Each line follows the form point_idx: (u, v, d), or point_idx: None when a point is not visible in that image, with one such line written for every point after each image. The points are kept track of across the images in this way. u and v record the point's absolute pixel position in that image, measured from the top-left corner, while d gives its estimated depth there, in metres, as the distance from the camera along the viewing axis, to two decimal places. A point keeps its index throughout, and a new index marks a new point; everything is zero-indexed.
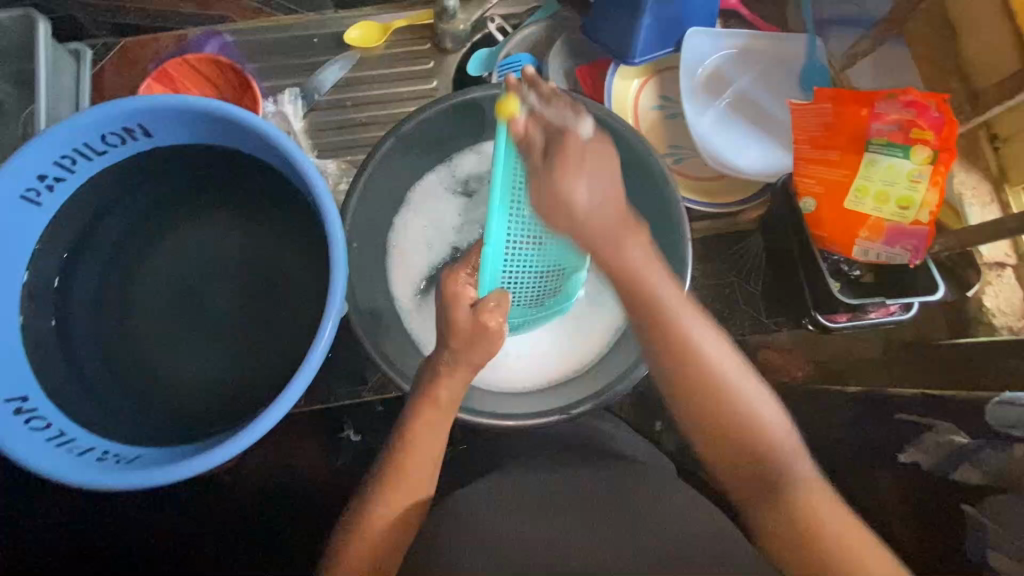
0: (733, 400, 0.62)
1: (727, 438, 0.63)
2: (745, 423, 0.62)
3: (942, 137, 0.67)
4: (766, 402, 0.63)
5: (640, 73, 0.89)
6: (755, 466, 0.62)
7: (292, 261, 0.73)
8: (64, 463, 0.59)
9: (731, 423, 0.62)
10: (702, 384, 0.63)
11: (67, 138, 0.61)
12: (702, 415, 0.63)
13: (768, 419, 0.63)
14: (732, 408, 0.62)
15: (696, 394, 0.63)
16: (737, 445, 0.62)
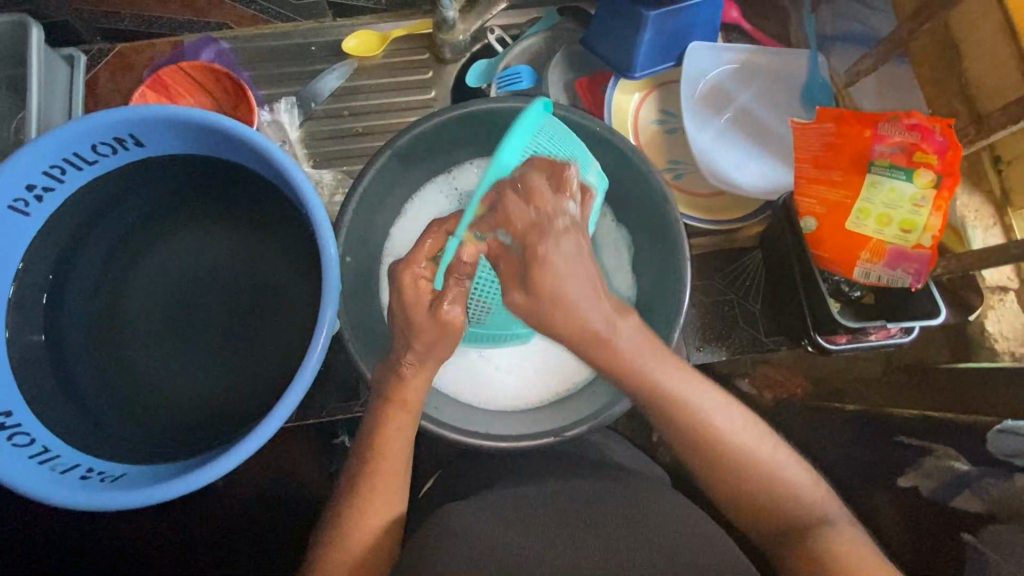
0: (737, 454, 0.59)
1: (742, 488, 0.59)
2: (755, 471, 0.58)
3: (945, 161, 0.65)
4: (774, 449, 0.60)
5: (640, 87, 0.87)
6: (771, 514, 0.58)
7: (285, 274, 0.72)
8: (45, 482, 0.57)
9: (741, 477, 0.58)
10: (703, 443, 0.59)
11: (56, 148, 0.60)
12: (708, 465, 0.60)
13: (779, 462, 0.59)
14: (735, 462, 0.59)
15: (693, 447, 0.59)
16: (752, 498, 0.59)
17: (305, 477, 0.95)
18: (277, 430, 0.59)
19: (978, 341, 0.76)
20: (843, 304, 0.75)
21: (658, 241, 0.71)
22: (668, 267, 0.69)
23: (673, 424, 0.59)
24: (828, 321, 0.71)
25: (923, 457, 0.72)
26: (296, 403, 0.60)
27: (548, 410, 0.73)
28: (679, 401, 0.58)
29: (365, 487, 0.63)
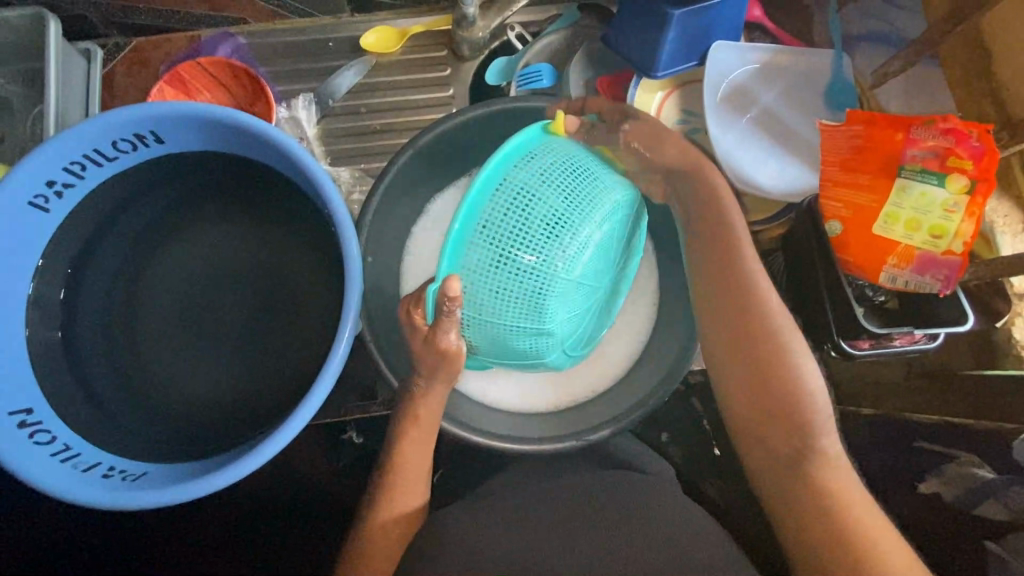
0: (777, 370, 0.60)
1: (763, 402, 0.60)
2: (791, 396, 0.59)
3: (981, 167, 0.64)
4: (817, 375, 0.60)
5: (662, 86, 0.86)
6: (793, 434, 0.58)
7: (305, 273, 0.72)
8: (69, 480, 0.57)
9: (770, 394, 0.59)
10: (745, 341, 0.62)
11: (77, 144, 0.60)
12: (739, 377, 0.61)
13: (818, 391, 0.59)
14: (770, 375, 0.59)
15: (735, 349, 0.62)
16: (772, 416, 0.59)
17: (316, 473, 0.94)
18: (299, 430, 0.59)
19: (1002, 348, 0.71)
20: (869, 309, 0.74)
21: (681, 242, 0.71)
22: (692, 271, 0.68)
23: (732, 314, 0.63)
24: (851, 325, 0.70)
25: (943, 464, 0.73)
26: (318, 404, 0.59)
27: (569, 413, 0.72)
28: (745, 279, 0.64)
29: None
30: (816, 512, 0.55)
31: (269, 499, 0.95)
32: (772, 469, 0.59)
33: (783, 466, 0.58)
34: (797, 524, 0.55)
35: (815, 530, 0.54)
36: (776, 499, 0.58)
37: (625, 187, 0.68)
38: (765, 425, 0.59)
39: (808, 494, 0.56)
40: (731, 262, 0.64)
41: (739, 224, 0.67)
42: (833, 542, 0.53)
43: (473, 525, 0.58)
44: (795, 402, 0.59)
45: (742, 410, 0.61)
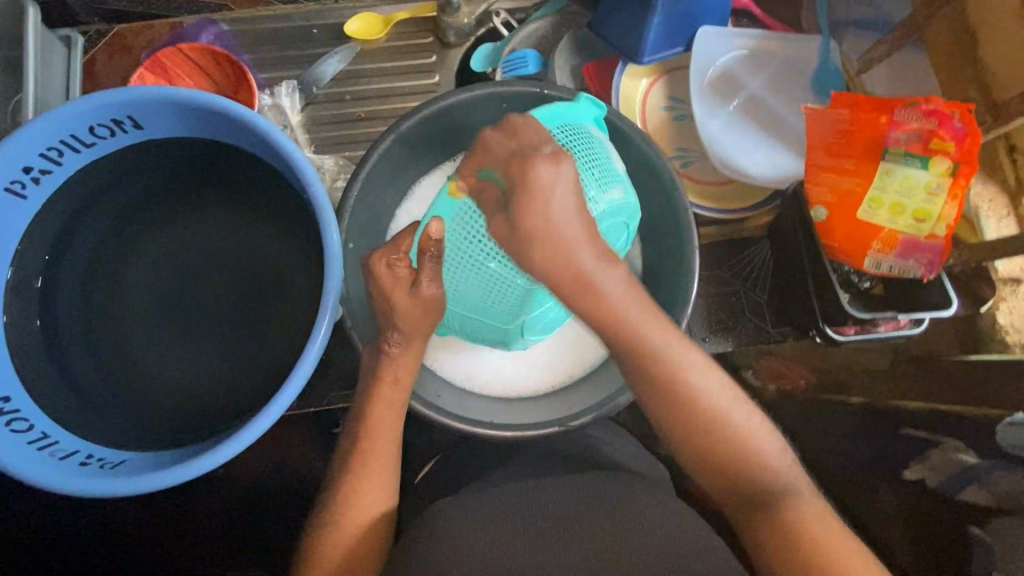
0: (710, 413, 0.57)
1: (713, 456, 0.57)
2: (723, 435, 0.57)
3: (963, 149, 0.64)
4: (747, 415, 0.58)
5: (649, 73, 0.86)
6: (738, 468, 0.57)
7: (287, 262, 0.71)
8: (44, 467, 0.57)
9: (716, 431, 0.57)
10: (689, 396, 0.56)
11: (51, 128, 0.59)
12: (671, 419, 0.57)
13: (745, 425, 0.58)
14: (703, 419, 0.57)
15: (684, 385, 0.57)
16: (717, 457, 0.57)
17: (304, 465, 0.94)
18: (277, 417, 0.58)
19: (988, 333, 0.74)
20: (853, 295, 0.74)
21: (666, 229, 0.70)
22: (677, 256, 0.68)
23: (641, 363, 0.57)
24: (836, 310, 0.70)
25: (928, 450, 0.71)
26: (297, 391, 0.59)
27: (554, 398, 0.72)
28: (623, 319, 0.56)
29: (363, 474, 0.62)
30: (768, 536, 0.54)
31: (257, 492, 0.94)
32: (731, 501, 0.57)
33: (741, 499, 0.57)
34: (767, 549, 0.54)
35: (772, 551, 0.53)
36: (740, 524, 0.57)
37: (553, 220, 0.54)
38: (708, 468, 0.57)
39: (768, 519, 0.54)
40: (597, 309, 0.56)
41: (617, 270, 0.56)
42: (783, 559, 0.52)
43: (453, 512, 0.58)
44: (733, 437, 0.57)
45: (682, 450, 0.58)
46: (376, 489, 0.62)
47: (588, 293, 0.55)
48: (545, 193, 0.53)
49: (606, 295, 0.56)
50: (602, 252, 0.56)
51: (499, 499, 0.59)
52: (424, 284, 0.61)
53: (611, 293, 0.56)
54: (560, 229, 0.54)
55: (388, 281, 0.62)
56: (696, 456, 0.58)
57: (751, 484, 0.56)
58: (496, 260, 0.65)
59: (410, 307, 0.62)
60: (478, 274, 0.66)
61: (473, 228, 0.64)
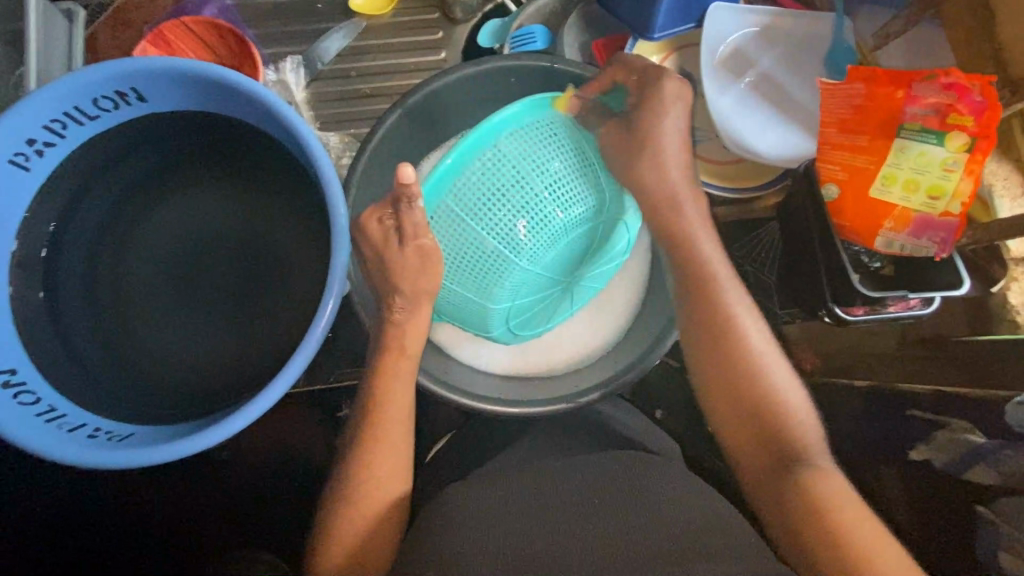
0: (750, 359, 0.59)
1: (741, 406, 0.59)
2: (763, 404, 0.58)
3: (981, 123, 0.63)
4: (788, 379, 0.60)
5: (659, 49, 0.84)
6: (770, 435, 0.57)
7: (293, 237, 0.71)
8: (53, 439, 0.57)
9: (745, 398, 0.59)
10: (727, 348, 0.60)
11: (57, 100, 0.58)
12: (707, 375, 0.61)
13: (784, 389, 0.59)
14: (747, 376, 0.59)
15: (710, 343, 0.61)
16: (751, 420, 0.59)
17: (313, 446, 0.95)
18: (285, 392, 0.58)
19: (998, 313, 0.73)
20: (864, 274, 0.72)
21: None
22: (684, 231, 0.69)
23: (709, 304, 0.62)
24: (846, 291, 0.70)
25: (935, 431, 0.72)
26: (304, 366, 0.59)
27: (567, 375, 0.72)
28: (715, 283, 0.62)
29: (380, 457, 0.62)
30: (806, 501, 0.53)
31: (265, 474, 0.95)
32: (764, 477, 0.57)
33: (767, 461, 0.57)
34: (791, 520, 0.53)
35: (805, 520, 0.52)
36: (771, 491, 0.56)
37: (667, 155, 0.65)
38: (750, 426, 0.58)
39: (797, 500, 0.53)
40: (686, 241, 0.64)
41: (699, 205, 0.66)
42: (816, 526, 0.51)
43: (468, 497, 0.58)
44: (773, 394, 0.59)
45: (721, 401, 0.60)
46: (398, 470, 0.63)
47: (673, 211, 0.65)
48: (655, 133, 0.65)
49: (687, 219, 0.65)
50: (691, 180, 0.67)
51: (513, 486, 0.59)
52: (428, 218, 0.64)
53: (690, 213, 0.65)
54: (668, 182, 0.65)
55: (381, 236, 0.63)
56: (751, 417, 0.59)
57: (792, 446, 0.56)
58: (483, 271, 0.65)
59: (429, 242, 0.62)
60: (472, 279, 0.66)
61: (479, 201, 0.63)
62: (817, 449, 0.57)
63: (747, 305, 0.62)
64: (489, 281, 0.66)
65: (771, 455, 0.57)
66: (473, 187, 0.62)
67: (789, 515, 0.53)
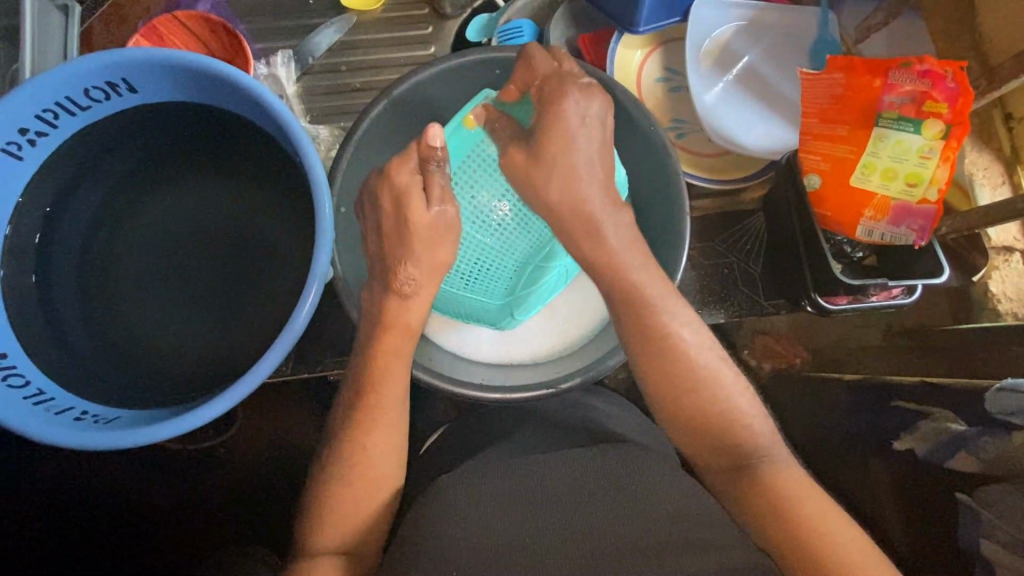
0: (700, 375, 0.57)
1: (693, 416, 0.57)
2: (717, 408, 0.57)
3: (955, 110, 0.64)
4: (733, 381, 0.58)
5: (644, 44, 0.85)
6: (722, 443, 0.58)
7: (281, 226, 0.72)
8: (39, 421, 0.58)
9: (696, 406, 0.57)
10: (672, 363, 0.57)
11: (48, 91, 0.59)
12: (655, 378, 0.57)
13: (732, 392, 0.58)
14: (693, 384, 0.57)
15: (650, 355, 0.57)
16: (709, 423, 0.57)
17: (305, 437, 0.96)
18: (267, 375, 0.58)
19: (979, 302, 0.76)
20: (846, 265, 0.74)
21: (656, 197, 0.71)
22: (666, 218, 0.69)
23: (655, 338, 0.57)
24: (828, 280, 0.70)
25: (918, 421, 0.71)
26: (287, 350, 0.59)
27: (549, 362, 0.73)
28: (637, 299, 0.58)
29: (367, 446, 0.62)
30: (765, 504, 0.55)
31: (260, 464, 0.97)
32: (724, 476, 0.58)
33: (726, 466, 0.58)
34: (755, 523, 0.55)
35: (764, 521, 0.55)
36: (731, 493, 0.57)
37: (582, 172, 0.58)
38: (707, 436, 0.58)
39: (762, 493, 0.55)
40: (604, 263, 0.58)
41: (617, 218, 0.58)
42: (778, 532, 0.54)
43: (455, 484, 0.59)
44: (717, 399, 0.57)
45: (671, 414, 0.58)
46: (382, 463, 0.62)
47: (590, 234, 0.58)
48: (567, 138, 0.57)
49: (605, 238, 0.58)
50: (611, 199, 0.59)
51: (496, 472, 0.60)
52: (436, 201, 0.63)
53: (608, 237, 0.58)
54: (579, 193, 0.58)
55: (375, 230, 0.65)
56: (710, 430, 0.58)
57: (747, 451, 0.57)
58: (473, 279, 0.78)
59: (423, 224, 0.63)
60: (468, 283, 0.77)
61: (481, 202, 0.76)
62: (769, 446, 0.58)
63: (680, 308, 0.59)
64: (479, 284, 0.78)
65: (727, 460, 0.58)
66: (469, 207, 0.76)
67: (751, 514, 0.56)
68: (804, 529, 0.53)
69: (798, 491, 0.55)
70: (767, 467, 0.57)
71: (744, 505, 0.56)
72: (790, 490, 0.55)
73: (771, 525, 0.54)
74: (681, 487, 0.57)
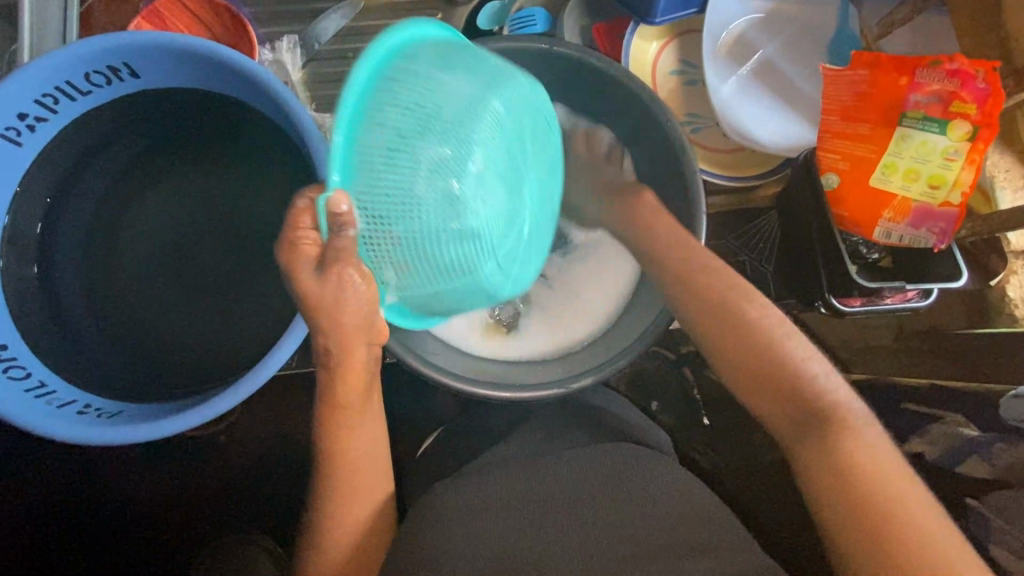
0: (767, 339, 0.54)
1: (769, 381, 0.52)
2: (795, 375, 0.52)
3: (984, 112, 0.62)
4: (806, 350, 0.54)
5: (660, 35, 0.83)
6: (804, 421, 0.51)
7: (288, 216, 0.70)
8: (43, 415, 0.57)
9: (766, 364, 0.53)
10: (740, 322, 0.55)
11: (47, 75, 0.57)
12: (720, 335, 0.56)
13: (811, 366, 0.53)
14: (754, 341, 0.54)
15: (720, 315, 0.56)
16: (763, 387, 0.53)
17: (307, 431, 0.95)
18: (274, 373, 0.57)
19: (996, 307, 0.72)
20: (861, 266, 0.73)
21: (672, 192, 0.69)
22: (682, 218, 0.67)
23: (697, 307, 0.58)
24: (844, 281, 0.69)
25: (928, 425, 0.71)
26: (298, 343, 0.58)
27: (559, 360, 0.72)
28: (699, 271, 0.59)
29: (353, 446, 0.58)
30: (849, 493, 0.47)
31: (262, 455, 0.96)
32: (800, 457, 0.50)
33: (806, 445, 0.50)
34: (838, 518, 0.47)
35: (850, 516, 0.46)
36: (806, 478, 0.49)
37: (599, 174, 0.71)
38: (780, 402, 0.52)
39: (838, 472, 0.48)
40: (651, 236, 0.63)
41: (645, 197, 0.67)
42: (865, 525, 0.45)
43: (460, 487, 0.58)
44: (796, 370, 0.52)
45: (734, 375, 0.54)
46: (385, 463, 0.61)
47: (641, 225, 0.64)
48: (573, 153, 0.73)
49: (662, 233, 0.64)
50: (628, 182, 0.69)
51: (505, 474, 0.59)
52: None
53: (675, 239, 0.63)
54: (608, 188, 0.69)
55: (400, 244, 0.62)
56: (769, 399, 0.52)
57: (830, 431, 0.50)
58: (458, 273, 0.53)
59: None
60: (449, 276, 0.53)
61: (401, 166, 0.47)
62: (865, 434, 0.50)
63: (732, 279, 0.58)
64: (474, 266, 0.53)
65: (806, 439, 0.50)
66: (380, 188, 0.47)
67: (830, 506, 0.47)
68: (894, 522, 0.44)
69: (895, 483, 0.46)
70: (859, 453, 0.48)
71: (826, 492, 0.48)
72: (882, 481, 0.47)
73: (856, 515, 0.46)
74: (690, 493, 0.57)
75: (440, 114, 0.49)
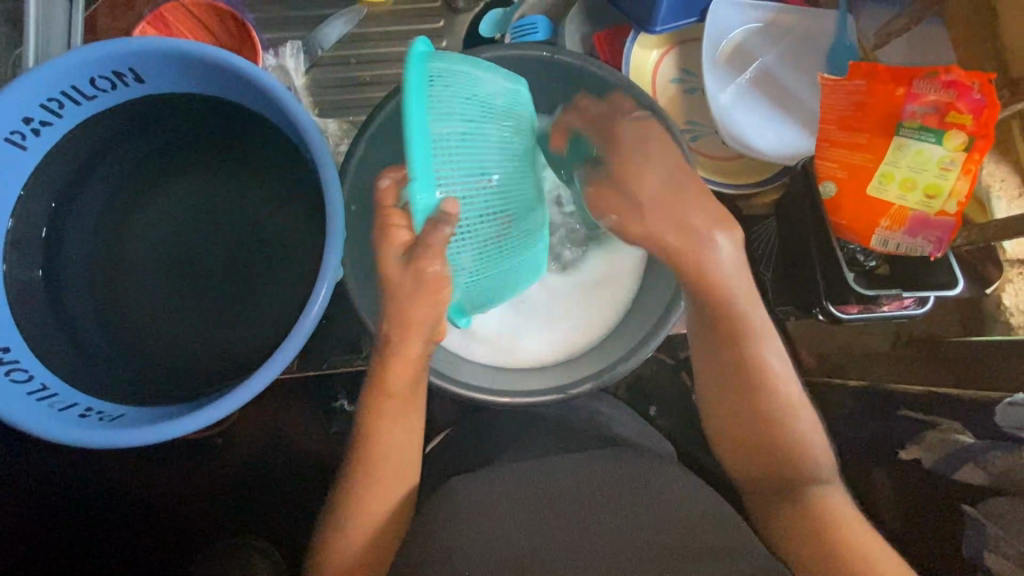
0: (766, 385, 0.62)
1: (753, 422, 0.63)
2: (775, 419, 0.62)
3: (979, 122, 0.63)
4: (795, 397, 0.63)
5: (660, 43, 0.84)
6: (777, 461, 0.63)
7: (291, 221, 0.70)
8: (46, 417, 0.57)
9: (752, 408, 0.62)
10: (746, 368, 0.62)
11: (52, 80, 0.57)
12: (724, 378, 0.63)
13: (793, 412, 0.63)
14: (754, 385, 0.62)
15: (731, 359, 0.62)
16: (752, 432, 0.63)
17: (308, 434, 0.96)
18: (275, 376, 0.57)
19: (993, 314, 0.75)
20: (858, 274, 0.73)
21: None
22: None
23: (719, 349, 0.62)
24: (842, 288, 0.70)
25: (925, 431, 0.71)
26: (300, 346, 0.58)
27: (558, 366, 0.73)
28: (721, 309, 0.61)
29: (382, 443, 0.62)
30: (802, 516, 0.61)
31: (262, 458, 0.96)
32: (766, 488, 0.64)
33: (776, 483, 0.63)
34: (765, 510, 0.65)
35: (789, 520, 0.62)
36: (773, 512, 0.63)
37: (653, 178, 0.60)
38: (759, 442, 0.63)
39: (806, 514, 0.61)
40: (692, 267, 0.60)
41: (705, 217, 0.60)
42: (801, 527, 0.61)
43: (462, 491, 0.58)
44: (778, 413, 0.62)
45: (725, 415, 0.65)
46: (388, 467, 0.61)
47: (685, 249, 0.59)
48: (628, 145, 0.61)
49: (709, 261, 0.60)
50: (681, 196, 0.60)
51: (507, 478, 0.59)
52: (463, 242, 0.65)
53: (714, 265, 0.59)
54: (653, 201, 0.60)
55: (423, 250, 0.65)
56: (759, 443, 0.63)
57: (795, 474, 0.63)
58: (509, 240, 0.65)
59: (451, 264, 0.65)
60: (504, 244, 0.65)
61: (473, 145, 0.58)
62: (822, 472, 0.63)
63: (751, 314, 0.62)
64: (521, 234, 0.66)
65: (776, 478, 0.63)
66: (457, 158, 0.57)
67: (778, 521, 0.63)
68: (823, 524, 0.60)
69: (835, 504, 0.61)
70: (813, 488, 0.62)
71: (777, 514, 0.63)
72: (831, 510, 0.61)
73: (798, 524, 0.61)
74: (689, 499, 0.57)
75: (492, 100, 0.61)
